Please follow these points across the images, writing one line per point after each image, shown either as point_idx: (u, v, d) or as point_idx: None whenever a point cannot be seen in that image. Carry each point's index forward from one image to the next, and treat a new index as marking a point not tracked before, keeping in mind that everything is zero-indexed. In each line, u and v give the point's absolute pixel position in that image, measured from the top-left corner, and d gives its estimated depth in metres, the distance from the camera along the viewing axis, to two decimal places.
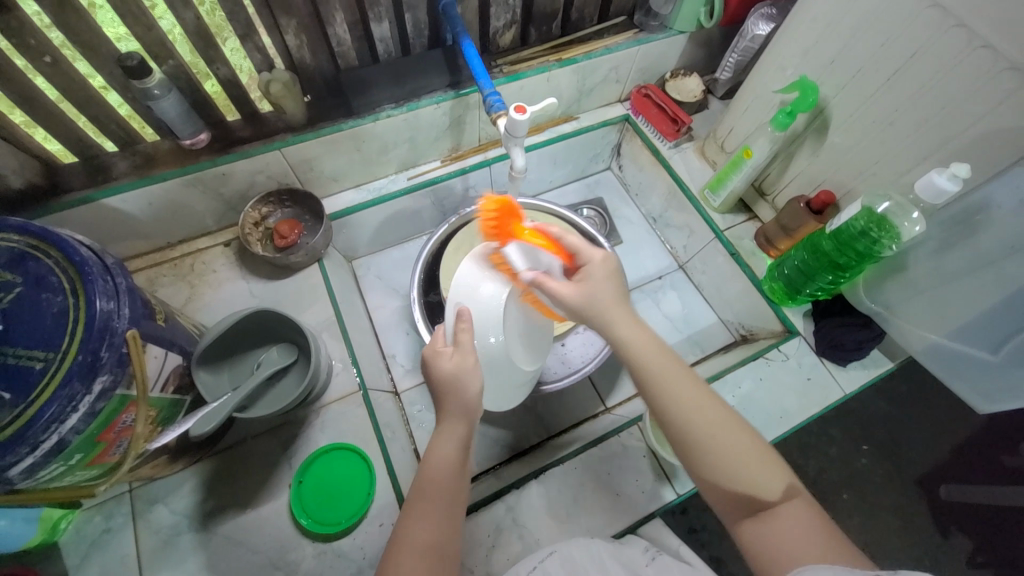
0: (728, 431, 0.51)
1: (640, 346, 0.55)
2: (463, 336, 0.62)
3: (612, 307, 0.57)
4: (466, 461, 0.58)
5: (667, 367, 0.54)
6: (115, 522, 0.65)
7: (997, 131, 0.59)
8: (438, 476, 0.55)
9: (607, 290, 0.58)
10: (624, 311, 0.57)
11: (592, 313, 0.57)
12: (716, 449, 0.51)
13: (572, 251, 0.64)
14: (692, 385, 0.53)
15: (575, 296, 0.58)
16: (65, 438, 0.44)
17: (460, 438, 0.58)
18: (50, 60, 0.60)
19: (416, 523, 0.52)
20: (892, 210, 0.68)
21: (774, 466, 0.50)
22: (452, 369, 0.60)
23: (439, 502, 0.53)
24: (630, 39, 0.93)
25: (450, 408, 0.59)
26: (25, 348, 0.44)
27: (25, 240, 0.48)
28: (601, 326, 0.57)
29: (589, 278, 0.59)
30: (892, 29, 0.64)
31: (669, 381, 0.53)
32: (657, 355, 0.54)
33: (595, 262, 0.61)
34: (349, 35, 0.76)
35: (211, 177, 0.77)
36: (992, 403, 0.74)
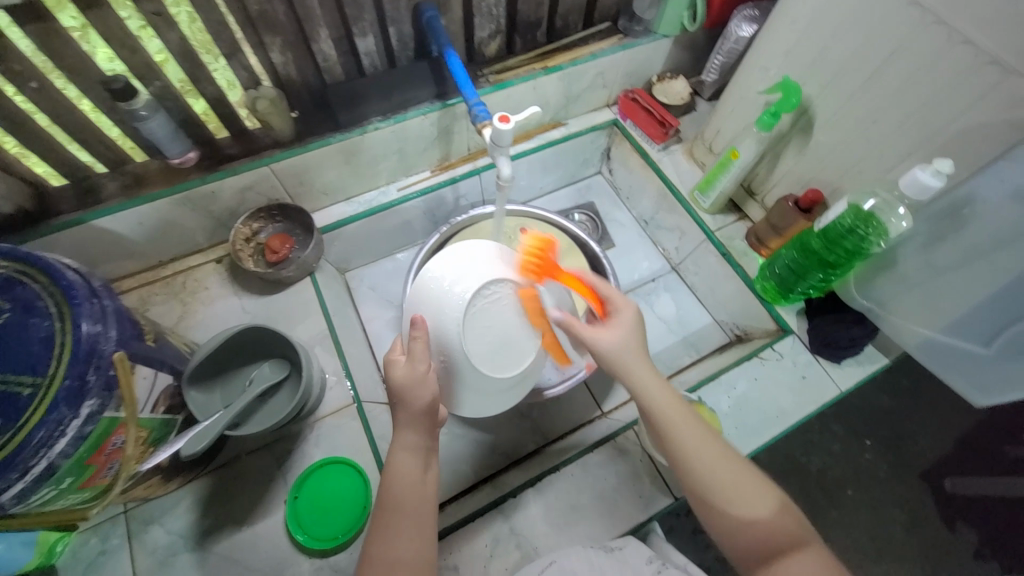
0: (744, 483, 0.55)
1: (665, 400, 0.58)
2: (417, 344, 0.58)
3: (640, 355, 0.60)
4: (428, 466, 0.59)
5: (689, 419, 0.58)
6: (111, 544, 0.65)
7: (980, 125, 0.59)
8: (400, 493, 0.55)
9: (634, 340, 0.60)
10: (647, 363, 0.60)
11: (618, 361, 0.59)
12: (734, 501, 0.54)
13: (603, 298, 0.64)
14: (712, 438, 0.57)
15: (605, 342, 0.60)
16: (55, 463, 0.44)
17: (419, 452, 0.57)
18: (36, 85, 0.60)
19: (383, 544, 0.53)
20: (879, 207, 0.68)
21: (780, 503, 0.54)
22: (405, 378, 0.57)
23: (404, 521, 0.54)
24: (615, 45, 0.93)
25: (404, 418, 0.58)
26: (14, 373, 0.44)
27: (12, 266, 0.48)
28: (622, 374, 0.60)
29: (620, 328, 0.61)
30: (871, 28, 0.64)
31: (688, 431, 0.57)
32: (680, 410, 0.58)
33: (626, 311, 0.62)
34: (334, 50, 0.77)
35: (201, 195, 0.78)
36: (992, 395, 0.75)
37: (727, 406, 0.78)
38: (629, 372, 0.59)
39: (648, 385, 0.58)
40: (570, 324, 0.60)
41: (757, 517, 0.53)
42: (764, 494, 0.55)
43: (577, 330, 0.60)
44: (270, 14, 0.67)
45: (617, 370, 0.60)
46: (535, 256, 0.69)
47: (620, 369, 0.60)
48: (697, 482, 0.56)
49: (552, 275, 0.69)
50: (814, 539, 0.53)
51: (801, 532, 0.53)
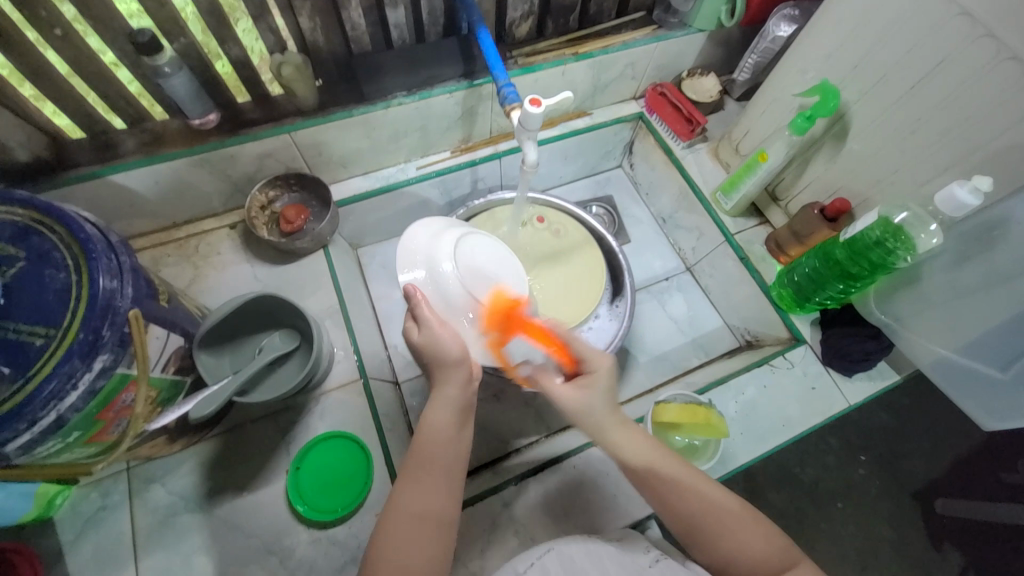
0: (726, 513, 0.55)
1: (636, 444, 0.60)
2: (422, 309, 0.60)
3: (614, 413, 0.61)
4: (464, 424, 0.59)
5: (661, 458, 0.59)
6: (111, 500, 0.65)
7: (1021, 144, 0.57)
8: (433, 444, 0.56)
9: (606, 397, 0.61)
10: (621, 418, 0.62)
11: (589, 419, 0.61)
12: (724, 528, 0.54)
13: (577, 357, 0.63)
14: (690, 475, 0.58)
15: (575, 400, 0.61)
16: (64, 415, 0.44)
17: (453, 404, 0.59)
18: (60, 33, 0.59)
19: (410, 492, 0.53)
20: (909, 221, 0.67)
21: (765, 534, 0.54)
22: (423, 340, 0.60)
23: (433, 471, 0.55)
24: (648, 35, 0.91)
25: (443, 375, 0.60)
26: (26, 323, 0.43)
27: (29, 215, 0.48)
28: (593, 428, 0.61)
29: (590, 389, 0.61)
30: (919, 36, 0.62)
31: (665, 471, 0.58)
32: (649, 452, 0.59)
33: (598, 368, 0.62)
34: (363, 19, 0.75)
35: (219, 158, 0.77)
36: (1002, 422, 0.72)
37: (734, 410, 0.77)
38: (602, 427, 0.60)
39: (617, 435, 0.60)
40: (537, 380, 0.64)
41: (747, 539, 0.54)
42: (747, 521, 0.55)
43: (542, 384, 0.64)
44: None
45: (588, 426, 0.61)
46: (498, 309, 0.66)
47: (591, 425, 0.61)
48: (687, 519, 0.55)
49: (518, 326, 0.67)
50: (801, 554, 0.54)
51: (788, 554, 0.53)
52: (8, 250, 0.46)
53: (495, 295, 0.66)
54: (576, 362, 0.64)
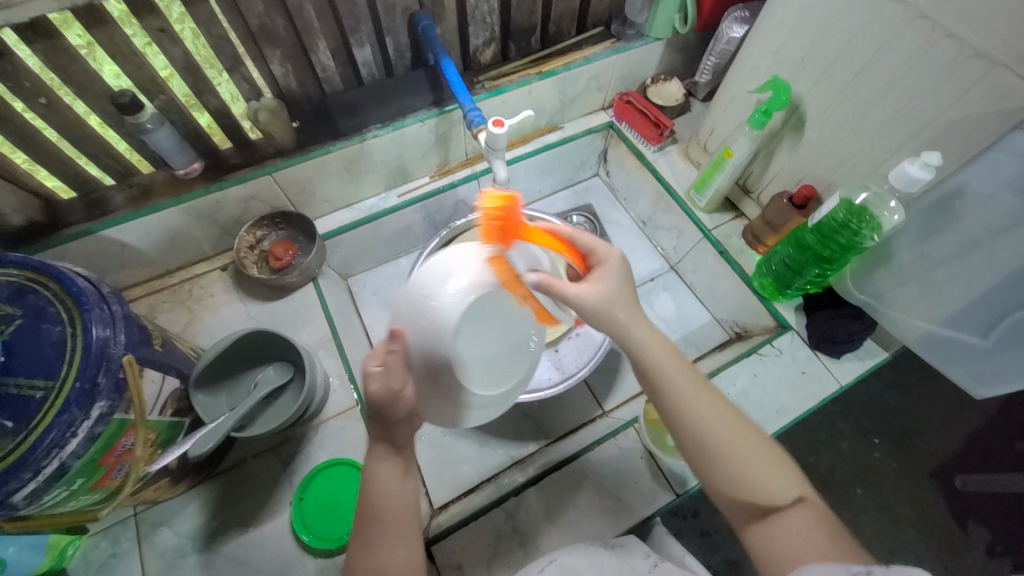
0: (747, 450, 0.53)
1: (664, 358, 0.56)
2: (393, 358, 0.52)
3: (627, 304, 0.57)
4: (408, 470, 0.57)
5: (675, 366, 0.56)
6: (121, 547, 0.66)
7: (964, 119, 0.60)
8: (379, 500, 0.54)
9: (619, 289, 0.58)
10: (636, 309, 0.57)
11: (603, 321, 0.56)
12: (741, 466, 0.52)
13: (585, 251, 0.62)
14: (721, 410, 0.54)
15: (594, 296, 0.56)
16: (66, 463, 0.46)
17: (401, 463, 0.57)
18: (45, 101, 0.62)
19: (367, 554, 0.52)
20: (871, 201, 0.69)
21: (776, 464, 0.53)
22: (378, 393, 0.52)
23: (389, 529, 0.53)
24: (608, 48, 0.95)
25: (376, 428, 0.56)
26: (26, 378, 0.46)
27: (24, 274, 0.50)
28: (617, 328, 0.56)
29: (611, 279, 0.58)
30: (857, 26, 0.66)
31: (691, 400, 0.54)
32: (674, 365, 0.55)
33: (609, 260, 0.60)
34: (333, 61, 0.79)
35: (206, 204, 0.80)
36: (990, 388, 0.75)
37: (727, 402, 0.78)
38: (617, 321, 0.56)
39: (637, 330, 0.56)
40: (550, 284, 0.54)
41: (757, 480, 0.51)
42: (766, 458, 0.53)
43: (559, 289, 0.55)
44: (270, 26, 0.69)
45: (608, 325, 0.56)
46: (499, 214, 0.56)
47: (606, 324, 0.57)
48: (697, 446, 0.53)
49: (517, 233, 0.59)
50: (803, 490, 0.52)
51: (797, 488, 0.52)
52: (5, 310, 0.48)
53: (494, 200, 0.56)
54: (584, 259, 0.62)
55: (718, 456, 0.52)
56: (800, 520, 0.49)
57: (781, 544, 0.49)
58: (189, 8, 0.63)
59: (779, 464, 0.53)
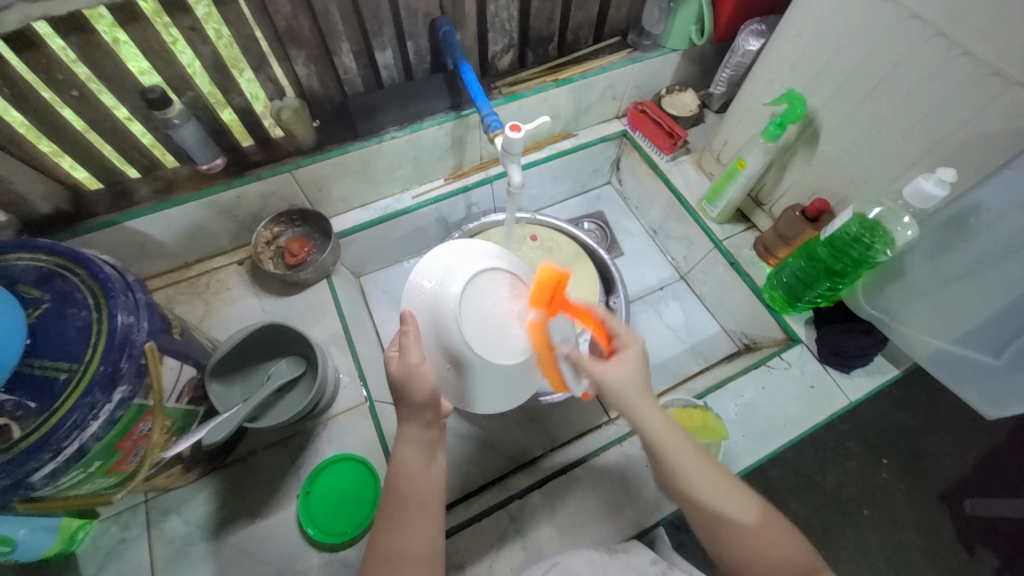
0: (760, 523, 0.53)
1: (679, 444, 0.57)
2: (405, 337, 0.59)
3: (644, 390, 0.58)
4: (433, 458, 0.59)
5: (686, 445, 0.57)
6: (131, 532, 0.68)
7: (980, 136, 0.60)
8: (407, 484, 0.56)
9: (640, 372, 0.59)
10: (651, 397, 0.59)
11: (620, 397, 0.58)
12: (750, 540, 0.52)
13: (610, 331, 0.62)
14: (736, 489, 0.55)
15: (613, 375, 0.58)
16: (86, 445, 0.47)
17: (423, 443, 0.58)
18: (78, 94, 0.64)
19: (391, 534, 0.54)
20: (885, 215, 0.69)
21: (789, 539, 0.52)
22: (398, 372, 0.57)
23: (414, 514, 0.55)
24: (624, 58, 0.96)
25: (409, 412, 0.58)
26: (50, 359, 0.47)
27: (54, 260, 0.52)
28: (628, 412, 0.58)
29: (624, 362, 0.59)
30: (874, 42, 0.66)
31: (704, 480, 0.55)
32: (688, 450, 0.56)
33: (631, 347, 0.60)
34: (355, 63, 0.80)
35: (226, 199, 0.82)
36: (998, 408, 0.75)
37: (734, 413, 0.78)
38: (630, 403, 0.58)
39: (652, 419, 0.57)
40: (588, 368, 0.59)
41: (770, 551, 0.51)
42: (778, 533, 0.53)
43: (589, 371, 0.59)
44: (296, 28, 0.71)
45: (624, 408, 0.59)
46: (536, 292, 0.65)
47: (620, 402, 0.59)
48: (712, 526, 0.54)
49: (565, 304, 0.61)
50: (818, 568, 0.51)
51: (812, 560, 0.52)
52: (34, 293, 0.50)
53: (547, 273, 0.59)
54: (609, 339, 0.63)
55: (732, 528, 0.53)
56: None
57: None
58: (219, 8, 0.65)
59: (792, 538, 0.53)
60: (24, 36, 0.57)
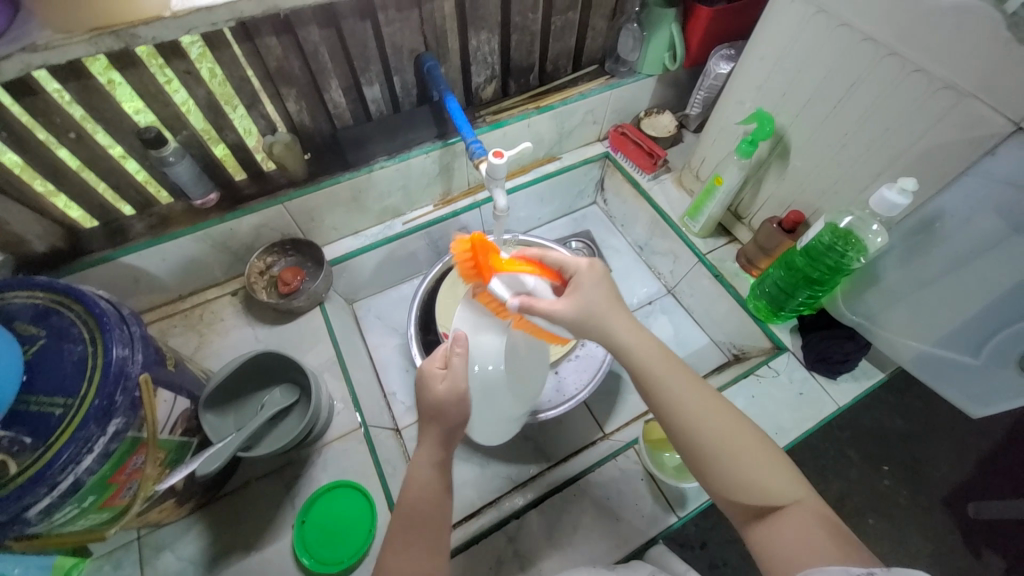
0: (746, 447, 0.53)
1: (660, 363, 0.57)
2: (457, 360, 0.60)
3: (614, 306, 0.59)
4: (445, 483, 0.59)
5: (672, 368, 0.57)
6: (123, 571, 0.66)
7: (938, 146, 0.63)
8: (415, 504, 0.57)
9: (601, 294, 0.59)
10: (623, 313, 0.59)
11: (590, 325, 0.58)
12: (736, 463, 0.52)
13: (557, 266, 0.63)
14: (719, 410, 0.55)
15: (572, 308, 0.57)
16: (81, 478, 0.47)
17: (436, 465, 0.59)
18: (75, 136, 0.67)
19: (397, 556, 0.53)
20: (855, 224, 0.72)
21: (778, 468, 0.52)
22: (445, 394, 0.59)
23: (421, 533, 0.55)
24: (602, 85, 1.01)
25: (431, 431, 0.60)
26: (46, 395, 0.48)
27: (51, 296, 0.53)
28: (602, 333, 0.58)
29: (580, 288, 0.59)
30: (833, 62, 0.70)
31: (689, 400, 0.55)
32: (669, 368, 0.57)
33: (581, 270, 0.61)
34: (344, 98, 0.84)
35: (220, 232, 0.84)
36: (986, 407, 0.76)
37: None
38: (604, 326, 0.58)
39: (631, 334, 0.57)
40: (529, 305, 0.57)
41: (751, 473, 0.52)
42: (762, 460, 0.53)
43: (538, 309, 0.57)
44: (287, 67, 0.74)
45: (594, 329, 0.58)
46: (467, 258, 0.57)
47: (592, 326, 0.58)
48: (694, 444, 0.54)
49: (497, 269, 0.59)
50: (807, 494, 0.51)
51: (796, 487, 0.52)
52: (31, 330, 0.51)
53: (462, 243, 0.58)
54: (560, 274, 0.63)
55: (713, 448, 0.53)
56: (796, 520, 0.48)
57: (783, 543, 0.48)
58: (213, 52, 0.68)
59: (774, 462, 0.53)
60: (24, 84, 0.60)
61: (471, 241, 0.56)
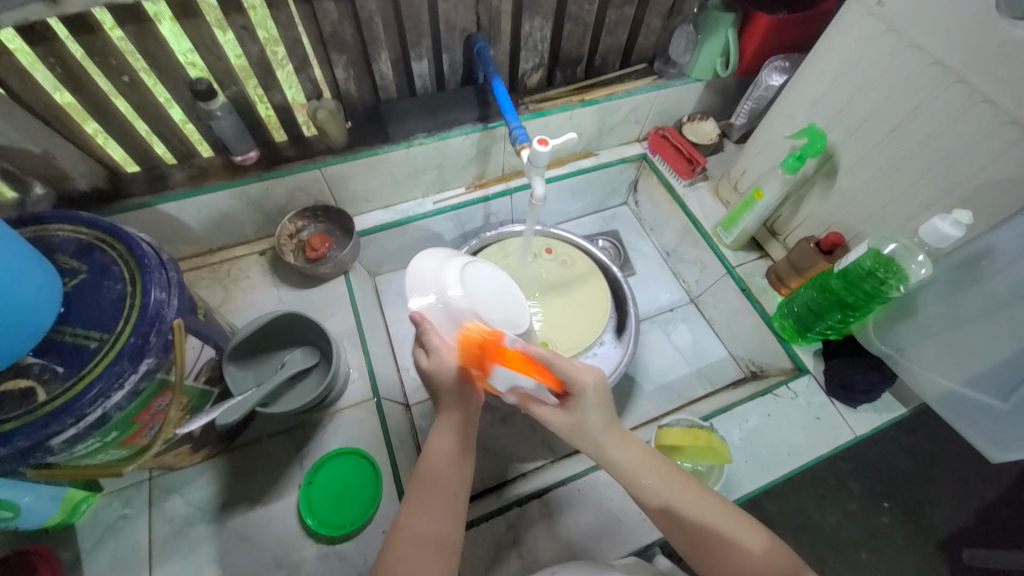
0: (738, 532, 0.53)
1: (647, 464, 0.57)
2: (429, 336, 0.60)
3: (608, 422, 0.58)
4: (466, 448, 0.59)
5: (654, 468, 0.57)
6: (132, 508, 0.68)
7: (997, 181, 0.61)
8: (436, 467, 0.57)
9: (598, 414, 0.57)
10: (621, 429, 0.58)
11: (581, 439, 0.58)
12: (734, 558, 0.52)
13: (562, 376, 0.56)
14: (725, 508, 0.55)
15: (567, 421, 0.58)
16: (108, 412, 0.48)
17: (457, 429, 0.59)
18: (127, 79, 0.68)
19: (415, 515, 0.54)
20: (899, 252, 0.70)
21: (776, 551, 0.53)
22: (429, 366, 0.60)
23: (439, 494, 0.55)
24: (650, 84, 0.99)
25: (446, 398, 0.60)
26: (82, 328, 0.49)
27: (93, 233, 0.54)
28: (591, 445, 0.58)
29: (582, 409, 0.56)
30: (896, 83, 0.68)
31: (672, 493, 0.56)
32: (665, 475, 0.57)
33: (585, 391, 0.56)
34: (391, 70, 0.84)
35: (256, 190, 0.85)
36: (1006, 453, 0.73)
37: (738, 438, 0.78)
38: (596, 439, 0.57)
39: (620, 454, 0.57)
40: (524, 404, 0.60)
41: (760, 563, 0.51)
42: (758, 546, 0.53)
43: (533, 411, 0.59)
44: (340, 33, 0.74)
45: (587, 442, 0.58)
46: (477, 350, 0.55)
47: (588, 440, 0.58)
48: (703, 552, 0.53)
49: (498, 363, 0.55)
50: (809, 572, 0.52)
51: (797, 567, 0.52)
52: (72, 264, 0.52)
53: (468, 339, 0.56)
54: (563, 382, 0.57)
55: (724, 547, 0.52)
56: None
57: None
58: (270, 11, 0.69)
59: (769, 543, 0.53)
60: (84, 21, 0.60)
61: (480, 342, 0.55)
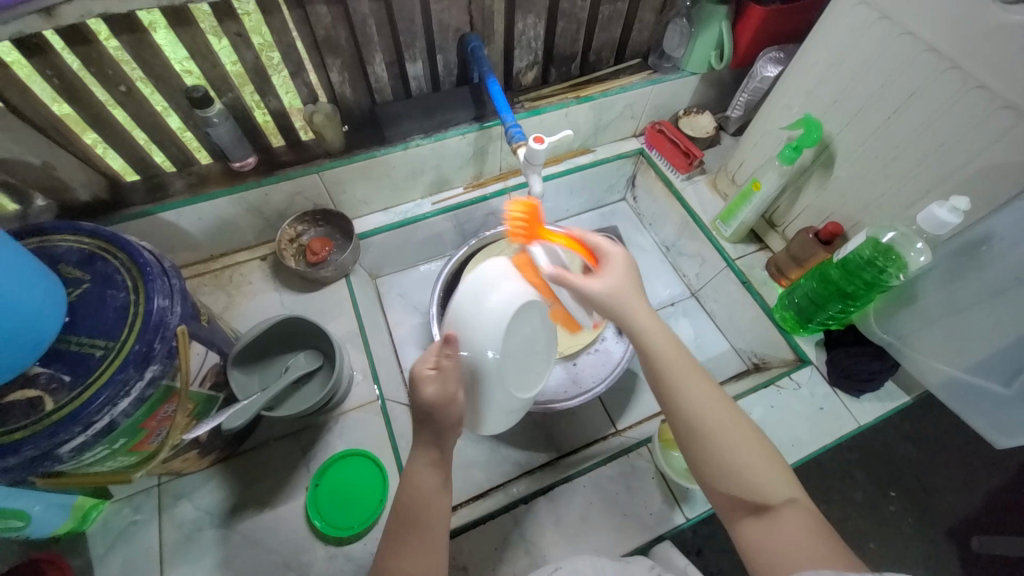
0: (748, 443, 0.53)
1: (675, 361, 0.56)
2: (447, 361, 0.56)
3: (638, 300, 0.59)
4: (447, 478, 0.59)
5: (683, 365, 0.56)
6: (141, 515, 0.69)
7: (994, 166, 0.61)
8: (415, 506, 0.55)
9: (630, 286, 0.59)
10: (649, 314, 0.59)
11: (615, 307, 0.59)
12: (737, 464, 0.52)
13: (594, 248, 0.64)
14: (737, 418, 0.54)
15: (602, 288, 0.59)
16: (116, 420, 0.49)
17: (435, 465, 0.58)
18: (125, 89, 0.68)
19: (396, 559, 0.53)
20: (898, 240, 0.70)
21: (777, 471, 0.53)
22: (434, 397, 0.55)
23: (419, 534, 0.54)
24: (644, 79, 0.99)
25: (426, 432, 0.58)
26: (86, 337, 0.50)
27: (95, 243, 0.55)
28: (623, 322, 0.59)
29: (616, 277, 0.60)
30: (891, 71, 0.68)
31: (694, 391, 0.55)
32: (689, 373, 0.55)
33: (614, 263, 0.61)
34: (386, 72, 0.84)
35: (255, 196, 0.85)
36: (1011, 437, 0.73)
37: None
38: (629, 319, 0.58)
39: (651, 340, 0.57)
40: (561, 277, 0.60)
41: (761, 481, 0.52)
42: (762, 460, 0.53)
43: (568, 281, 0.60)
44: (334, 37, 0.75)
45: (616, 316, 0.59)
46: (521, 218, 0.67)
47: (618, 314, 0.59)
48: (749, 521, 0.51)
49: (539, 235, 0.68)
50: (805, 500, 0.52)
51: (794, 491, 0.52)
52: (75, 273, 0.53)
53: (518, 205, 0.69)
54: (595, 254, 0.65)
55: (769, 518, 0.51)
56: (793, 524, 0.50)
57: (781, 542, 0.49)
58: (263, 17, 0.69)
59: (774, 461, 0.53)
60: (80, 32, 0.61)
61: (528, 207, 0.67)
